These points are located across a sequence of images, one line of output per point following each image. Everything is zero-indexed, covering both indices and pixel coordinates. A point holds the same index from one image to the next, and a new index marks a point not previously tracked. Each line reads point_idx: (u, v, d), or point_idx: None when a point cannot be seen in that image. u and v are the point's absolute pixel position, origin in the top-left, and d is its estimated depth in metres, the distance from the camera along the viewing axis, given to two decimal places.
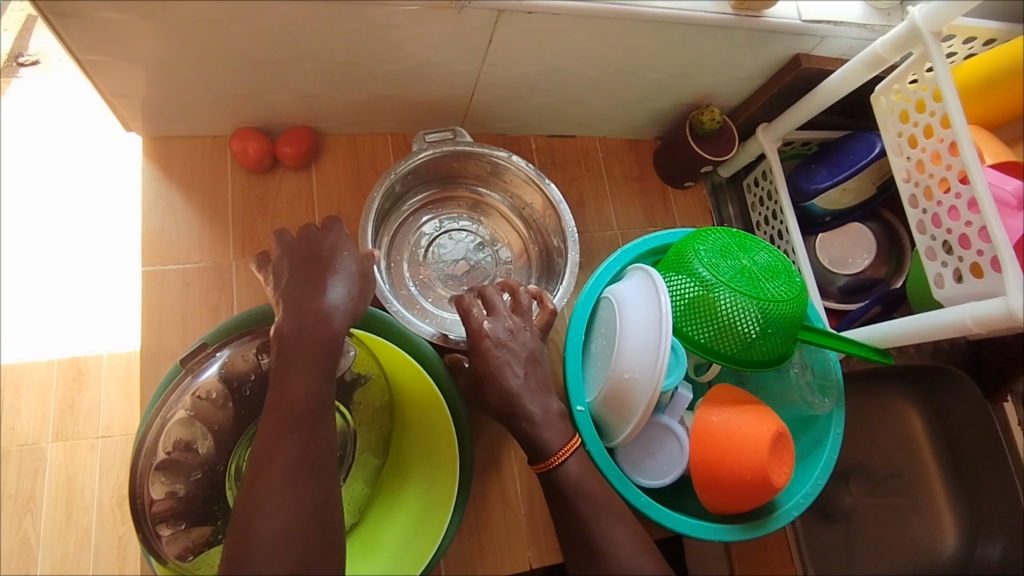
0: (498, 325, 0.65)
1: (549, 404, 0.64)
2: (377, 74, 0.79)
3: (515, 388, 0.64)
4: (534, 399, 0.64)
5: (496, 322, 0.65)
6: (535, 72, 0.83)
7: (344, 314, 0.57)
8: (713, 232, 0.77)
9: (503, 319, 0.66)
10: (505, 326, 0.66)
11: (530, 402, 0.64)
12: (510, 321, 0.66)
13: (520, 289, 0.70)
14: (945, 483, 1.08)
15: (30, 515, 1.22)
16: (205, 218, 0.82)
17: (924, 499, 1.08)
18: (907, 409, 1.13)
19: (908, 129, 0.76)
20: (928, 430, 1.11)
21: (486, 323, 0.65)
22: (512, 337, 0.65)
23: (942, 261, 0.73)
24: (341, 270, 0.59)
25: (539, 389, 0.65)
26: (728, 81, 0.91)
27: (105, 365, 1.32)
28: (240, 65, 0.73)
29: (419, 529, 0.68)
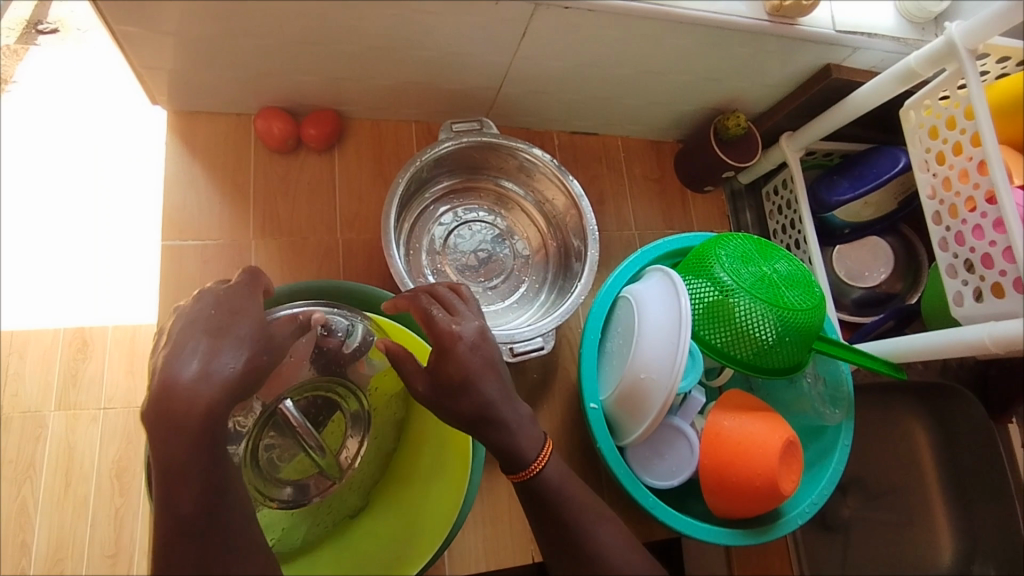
0: (467, 327, 0.57)
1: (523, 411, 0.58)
2: (407, 61, 0.78)
3: (492, 396, 0.57)
4: (507, 406, 0.57)
5: (464, 323, 0.58)
6: (566, 68, 0.82)
7: (222, 388, 0.48)
8: (735, 238, 0.77)
9: (469, 318, 0.59)
10: (473, 326, 0.58)
11: (504, 410, 0.57)
12: (476, 320, 0.59)
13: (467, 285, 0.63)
14: (944, 500, 1.08)
15: (29, 482, 1.22)
16: (226, 196, 0.82)
17: (922, 515, 1.08)
18: (912, 425, 1.13)
19: (937, 146, 0.76)
20: (931, 448, 1.11)
21: (453, 324, 0.57)
22: (483, 339, 0.58)
23: (962, 280, 0.73)
24: (228, 334, 0.51)
25: (510, 396, 0.58)
26: (756, 88, 0.91)
27: (111, 338, 1.30)
28: (272, 44, 0.73)
29: (416, 528, 0.67)
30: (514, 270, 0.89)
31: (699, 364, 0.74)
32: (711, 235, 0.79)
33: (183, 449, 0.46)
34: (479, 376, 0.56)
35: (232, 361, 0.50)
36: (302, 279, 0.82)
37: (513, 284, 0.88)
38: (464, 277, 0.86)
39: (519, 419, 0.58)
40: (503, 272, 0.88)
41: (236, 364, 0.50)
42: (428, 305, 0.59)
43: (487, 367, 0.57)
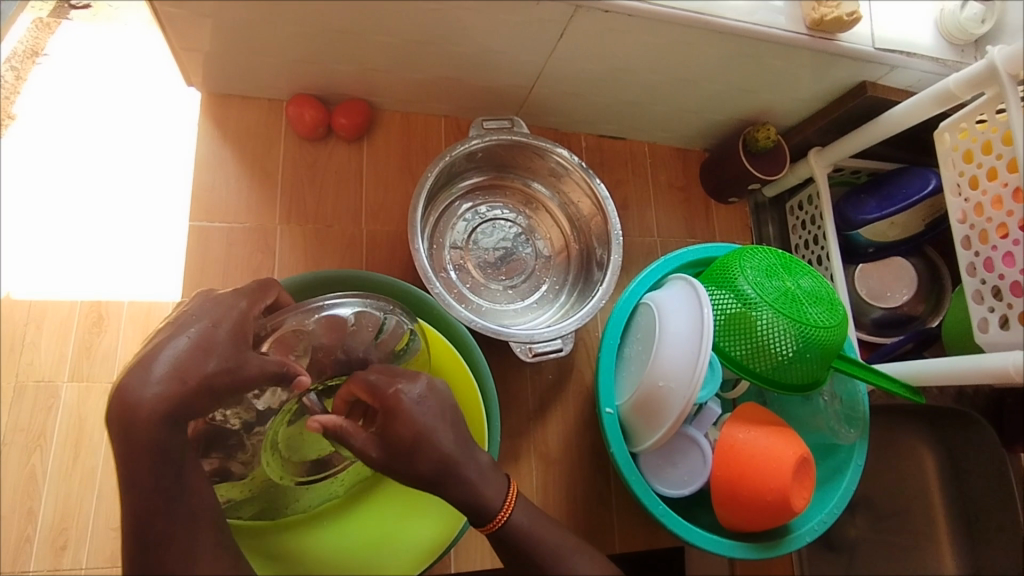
0: (411, 387, 0.55)
1: (483, 461, 0.55)
2: (442, 56, 0.79)
3: (449, 451, 0.53)
4: (468, 462, 0.54)
5: (409, 384, 0.55)
6: (600, 71, 0.82)
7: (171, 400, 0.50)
8: (760, 251, 0.76)
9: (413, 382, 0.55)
10: (417, 390, 0.55)
11: (466, 466, 0.53)
12: (421, 383, 0.56)
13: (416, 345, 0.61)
14: (951, 527, 1.08)
15: (40, 451, 1.18)
16: (254, 180, 0.82)
17: (928, 541, 1.08)
18: (923, 449, 1.13)
19: (970, 170, 0.75)
20: (941, 473, 1.10)
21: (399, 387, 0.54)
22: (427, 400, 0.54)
23: (989, 306, 0.72)
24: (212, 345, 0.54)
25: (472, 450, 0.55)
26: (788, 101, 0.91)
27: (126, 313, 1.24)
28: (311, 31, 0.73)
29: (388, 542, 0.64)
30: (535, 271, 0.89)
31: (718, 376, 0.73)
32: (736, 246, 0.79)
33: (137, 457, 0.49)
34: (435, 428, 0.53)
35: (203, 368, 0.52)
36: (324, 267, 0.82)
37: (533, 284, 0.88)
38: (485, 274, 0.87)
39: (481, 471, 0.55)
40: (524, 272, 0.88)
41: (203, 371, 0.52)
42: (369, 374, 0.56)
43: (439, 420, 0.54)
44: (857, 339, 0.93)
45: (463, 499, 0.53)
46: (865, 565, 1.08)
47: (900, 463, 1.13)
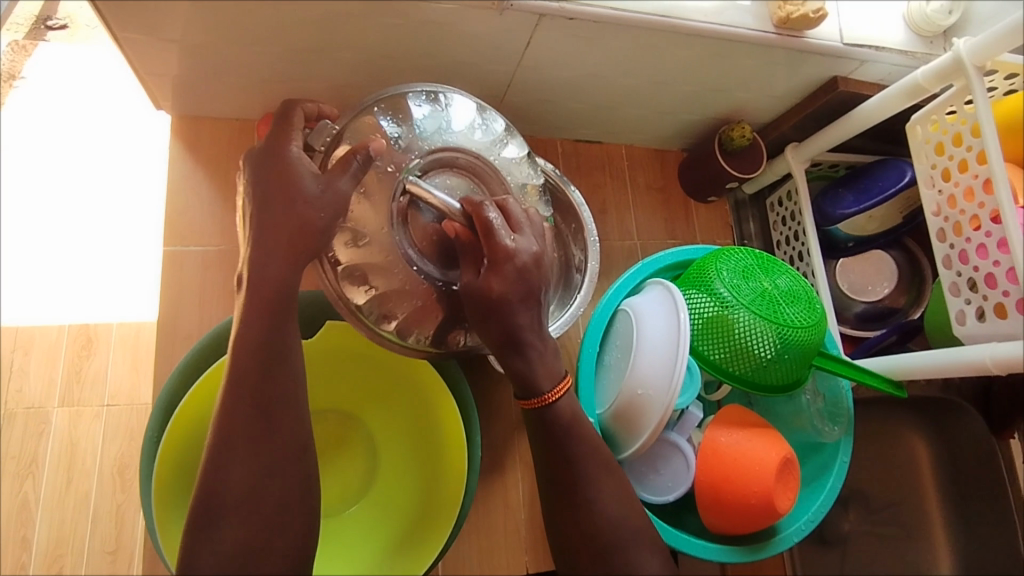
0: (522, 248, 0.60)
1: (548, 341, 0.62)
2: (412, 70, 0.78)
3: (522, 325, 0.59)
4: (535, 337, 0.61)
5: (521, 240, 0.60)
6: (571, 77, 0.82)
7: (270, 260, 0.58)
8: (737, 252, 0.76)
9: (524, 238, 0.61)
10: (528, 248, 0.60)
11: (533, 340, 0.60)
12: (530, 242, 0.61)
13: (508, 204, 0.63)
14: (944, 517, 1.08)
15: (30, 478, 1.30)
16: (228, 202, 0.82)
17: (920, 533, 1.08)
18: (913, 440, 1.13)
19: (942, 162, 0.75)
20: (931, 464, 1.10)
21: (509, 242, 0.60)
22: (534, 264, 0.60)
23: (966, 298, 0.72)
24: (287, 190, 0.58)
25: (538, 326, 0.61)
26: (762, 99, 0.90)
27: (115, 334, 1.38)
28: (277, 50, 0.72)
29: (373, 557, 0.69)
30: None
31: (697, 382, 0.73)
32: (714, 248, 0.79)
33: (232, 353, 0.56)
34: (518, 300, 0.59)
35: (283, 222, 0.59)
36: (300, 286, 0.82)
37: None
38: None
39: (543, 349, 0.62)
40: None
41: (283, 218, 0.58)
42: (487, 216, 0.60)
43: (525, 298, 0.59)
44: (840, 334, 0.93)
45: (524, 369, 0.61)
46: (857, 557, 1.09)
47: (890, 454, 1.14)
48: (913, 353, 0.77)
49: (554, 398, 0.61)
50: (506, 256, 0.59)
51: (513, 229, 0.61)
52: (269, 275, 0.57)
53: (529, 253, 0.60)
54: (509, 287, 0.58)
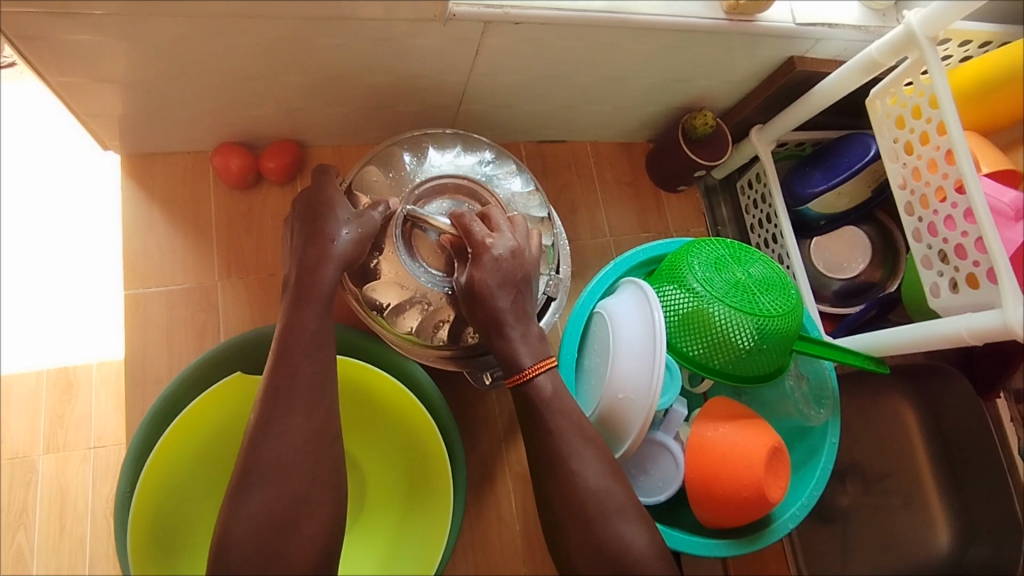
0: (499, 243, 0.64)
1: (530, 327, 0.64)
2: (363, 87, 0.77)
3: (502, 310, 0.62)
4: (517, 322, 0.63)
5: (498, 237, 0.65)
6: (527, 81, 0.81)
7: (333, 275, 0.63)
8: (708, 243, 0.75)
9: (504, 237, 0.65)
10: (507, 244, 0.65)
11: (513, 324, 0.63)
12: (511, 239, 0.65)
13: (495, 211, 0.68)
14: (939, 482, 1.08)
15: (23, 528, 1.12)
16: (187, 237, 0.80)
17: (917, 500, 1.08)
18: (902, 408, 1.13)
19: (904, 136, 0.75)
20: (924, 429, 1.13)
21: (488, 239, 0.64)
22: (513, 257, 0.64)
23: (938, 270, 0.72)
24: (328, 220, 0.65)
25: (520, 314, 0.64)
26: (721, 85, 0.90)
27: (96, 375, 1.21)
28: (223, 81, 0.71)
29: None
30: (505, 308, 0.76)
31: (679, 379, 0.73)
32: (685, 241, 0.78)
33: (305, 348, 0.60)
34: (497, 289, 0.63)
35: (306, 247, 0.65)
36: (270, 318, 0.80)
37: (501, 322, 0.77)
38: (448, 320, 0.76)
39: (526, 334, 0.64)
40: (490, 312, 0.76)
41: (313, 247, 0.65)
42: (470, 221, 0.66)
43: (506, 283, 0.63)
44: (820, 313, 0.92)
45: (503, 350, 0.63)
46: (858, 531, 1.10)
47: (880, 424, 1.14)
48: (893, 328, 0.76)
49: (530, 374, 0.61)
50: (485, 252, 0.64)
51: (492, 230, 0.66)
52: (313, 275, 0.63)
53: (505, 248, 0.64)
54: (487, 274, 0.62)
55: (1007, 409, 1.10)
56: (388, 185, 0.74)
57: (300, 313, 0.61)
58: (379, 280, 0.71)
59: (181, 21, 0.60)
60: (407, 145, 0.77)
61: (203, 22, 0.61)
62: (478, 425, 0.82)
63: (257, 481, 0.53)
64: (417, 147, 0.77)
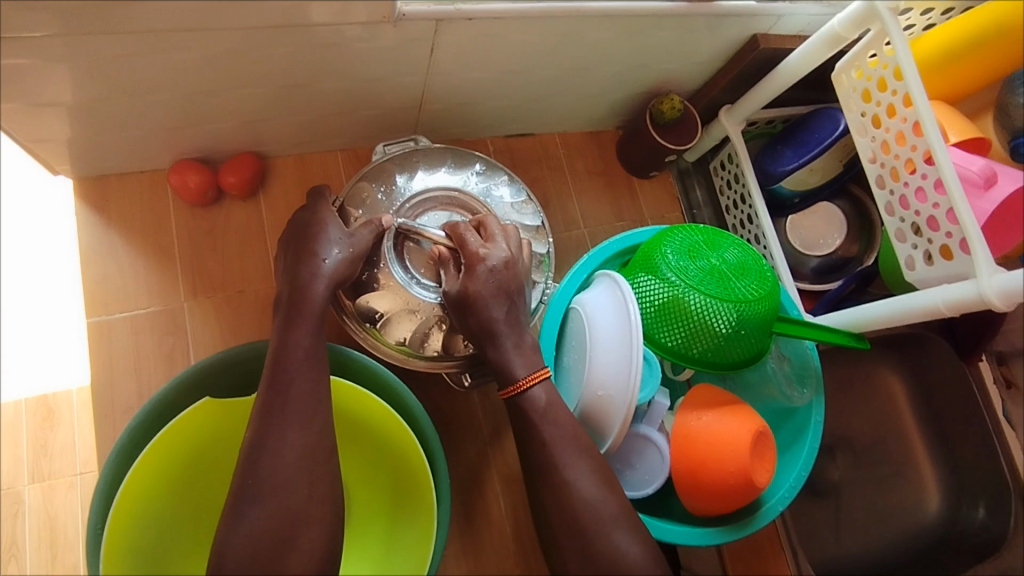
0: (493, 254, 0.65)
1: (523, 337, 0.64)
2: (318, 95, 0.75)
3: (496, 320, 0.64)
4: (510, 330, 0.64)
5: (492, 248, 0.66)
6: (487, 77, 0.79)
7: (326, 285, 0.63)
8: (682, 230, 0.74)
9: (498, 248, 0.66)
10: (500, 255, 0.66)
11: (505, 332, 0.64)
12: (505, 250, 0.66)
13: (490, 220, 0.69)
14: None
15: (13, 561, 1.06)
16: (150, 260, 0.78)
17: None
18: None
19: (872, 109, 0.74)
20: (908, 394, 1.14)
21: (482, 250, 0.65)
22: (506, 267, 0.65)
23: (912, 243, 0.72)
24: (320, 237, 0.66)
25: (513, 321, 0.65)
26: (687, 67, 0.88)
27: (76, 400, 1.17)
28: (172, 97, 0.68)
29: None
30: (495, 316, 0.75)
31: (658, 372, 0.72)
32: (658, 229, 0.77)
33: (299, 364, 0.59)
34: (491, 298, 0.64)
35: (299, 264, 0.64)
36: (242, 336, 0.78)
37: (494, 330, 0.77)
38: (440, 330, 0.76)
39: (519, 342, 0.64)
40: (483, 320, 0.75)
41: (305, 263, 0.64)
42: (465, 232, 0.67)
43: (499, 292, 0.64)
44: (799, 291, 0.92)
45: (497, 358, 0.63)
46: (850, 502, 1.11)
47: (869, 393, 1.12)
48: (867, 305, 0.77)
49: (529, 384, 0.61)
50: (479, 263, 0.65)
51: (486, 241, 0.67)
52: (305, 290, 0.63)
53: (499, 258, 0.65)
54: (481, 285, 0.63)
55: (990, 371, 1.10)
56: (378, 201, 0.75)
57: (293, 330, 0.60)
58: (374, 293, 0.70)
59: (120, 38, 0.58)
60: (400, 162, 0.77)
61: (144, 38, 0.58)
62: (462, 429, 0.81)
63: (238, 508, 0.52)
64: (407, 165, 0.77)
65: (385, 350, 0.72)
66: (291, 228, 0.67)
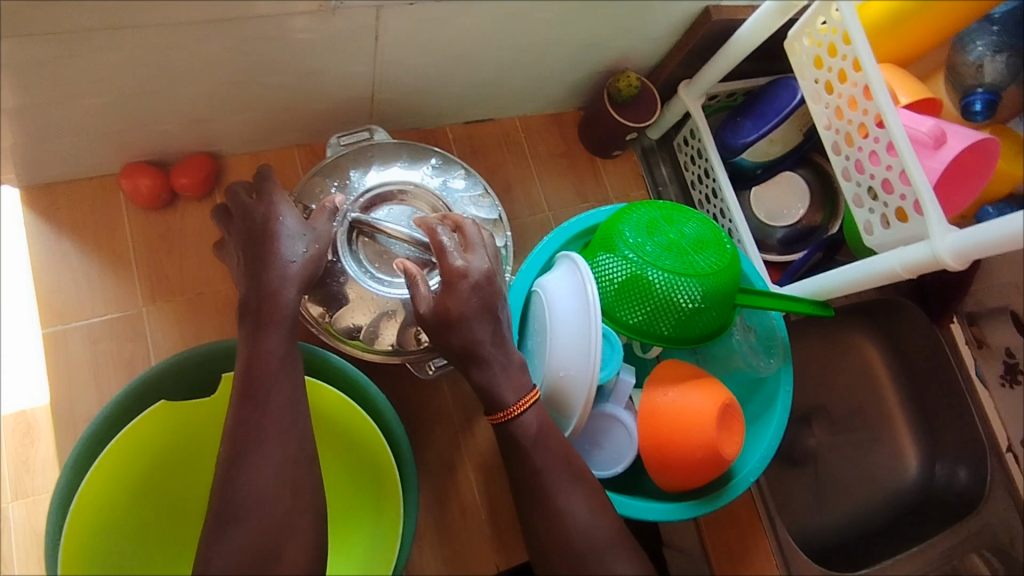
0: (474, 268, 0.61)
1: (512, 359, 0.62)
2: (265, 89, 0.73)
3: (480, 337, 0.60)
4: (497, 350, 0.62)
5: (471, 260, 0.62)
6: (438, 63, 0.78)
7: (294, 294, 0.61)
8: (640, 207, 0.74)
9: (479, 261, 0.63)
10: (481, 269, 0.62)
11: (492, 351, 0.61)
12: (485, 264, 0.63)
13: (466, 224, 0.66)
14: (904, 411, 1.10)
15: None
16: (105, 267, 0.77)
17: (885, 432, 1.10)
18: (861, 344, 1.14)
19: (823, 75, 0.74)
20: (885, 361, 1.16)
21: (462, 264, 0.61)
22: (489, 281, 0.62)
23: (869, 208, 0.72)
24: (279, 236, 0.62)
25: (500, 340, 0.62)
26: (642, 44, 0.88)
27: None
28: (115, 100, 0.67)
29: None
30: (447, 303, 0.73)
31: (619, 347, 0.72)
32: (616, 207, 0.77)
33: (268, 377, 0.56)
34: (474, 317, 0.60)
35: (262, 273, 0.60)
36: (203, 339, 0.77)
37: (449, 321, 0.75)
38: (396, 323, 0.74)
39: (508, 362, 0.62)
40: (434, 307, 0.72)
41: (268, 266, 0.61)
42: (441, 237, 0.63)
43: (483, 310, 0.61)
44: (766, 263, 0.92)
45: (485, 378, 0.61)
46: (828, 468, 1.13)
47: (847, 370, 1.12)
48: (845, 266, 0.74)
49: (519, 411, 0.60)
50: (458, 278, 0.61)
51: (464, 250, 0.63)
52: (274, 296, 0.60)
53: (480, 270, 0.62)
54: (463, 307, 0.59)
55: (962, 334, 1.11)
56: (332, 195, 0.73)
57: (262, 340, 0.58)
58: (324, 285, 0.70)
59: (51, 41, 0.56)
60: (355, 157, 0.75)
61: (75, 40, 0.57)
62: (432, 418, 0.80)
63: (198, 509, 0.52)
64: (362, 160, 0.76)
65: (339, 343, 0.71)
66: (248, 224, 0.64)
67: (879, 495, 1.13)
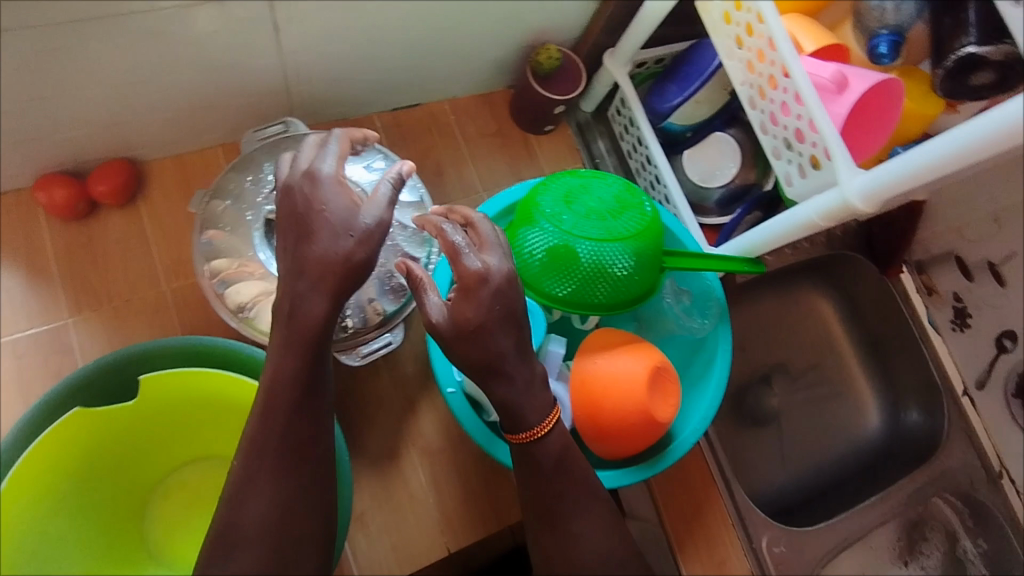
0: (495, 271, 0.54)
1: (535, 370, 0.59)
2: (171, 89, 0.72)
3: (499, 349, 0.55)
4: (515, 362, 0.57)
5: (489, 261, 0.54)
6: (348, 49, 0.77)
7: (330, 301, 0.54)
8: (557, 177, 0.73)
9: (498, 260, 0.55)
10: (501, 270, 0.54)
11: (512, 364, 0.56)
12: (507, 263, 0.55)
13: (477, 220, 0.58)
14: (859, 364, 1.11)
15: None
16: (28, 281, 0.76)
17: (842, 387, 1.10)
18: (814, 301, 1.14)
19: (733, 30, 0.73)
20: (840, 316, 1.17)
21: (479, 266, 0.54)
22: (510, 283, 0.54)
23: (787, 159, 0.71)
24: (318, 230, 0.53)
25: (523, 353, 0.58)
26: (558, 15, 0.87)
27: None
28: (3, 112, 0.65)
29: None
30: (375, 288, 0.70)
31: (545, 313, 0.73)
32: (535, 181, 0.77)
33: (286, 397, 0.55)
34: (497, 327, 0.54)
35: (309, 271, 0.53)
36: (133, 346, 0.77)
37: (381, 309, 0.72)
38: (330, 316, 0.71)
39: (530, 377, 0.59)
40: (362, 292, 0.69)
41: (311, 263, 0.53)
42: (451, 234, 0.54)
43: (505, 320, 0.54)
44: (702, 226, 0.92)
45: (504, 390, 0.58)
46: (791, 425, 1.13)
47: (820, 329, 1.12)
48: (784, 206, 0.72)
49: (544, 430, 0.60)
50: (474, 284, 0.53)
51: (478, 248, 0.55)
52: (305, 308, 0.54)
53: (500, 272, 0.54)
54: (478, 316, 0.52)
55: (914, 282, 1.11)
56: (246, 190, 0.70)
57: (283, 359, 0.55)
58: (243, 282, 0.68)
59: None
60: (268, 150, 0.73)
61: None
62: (372, 406, 0.80)
63: None
64: (276, 151, 0.73)
65: (258, 340, 0.69)
66: (284, 197, 0.55)
67: (844, 446, 1.13)
